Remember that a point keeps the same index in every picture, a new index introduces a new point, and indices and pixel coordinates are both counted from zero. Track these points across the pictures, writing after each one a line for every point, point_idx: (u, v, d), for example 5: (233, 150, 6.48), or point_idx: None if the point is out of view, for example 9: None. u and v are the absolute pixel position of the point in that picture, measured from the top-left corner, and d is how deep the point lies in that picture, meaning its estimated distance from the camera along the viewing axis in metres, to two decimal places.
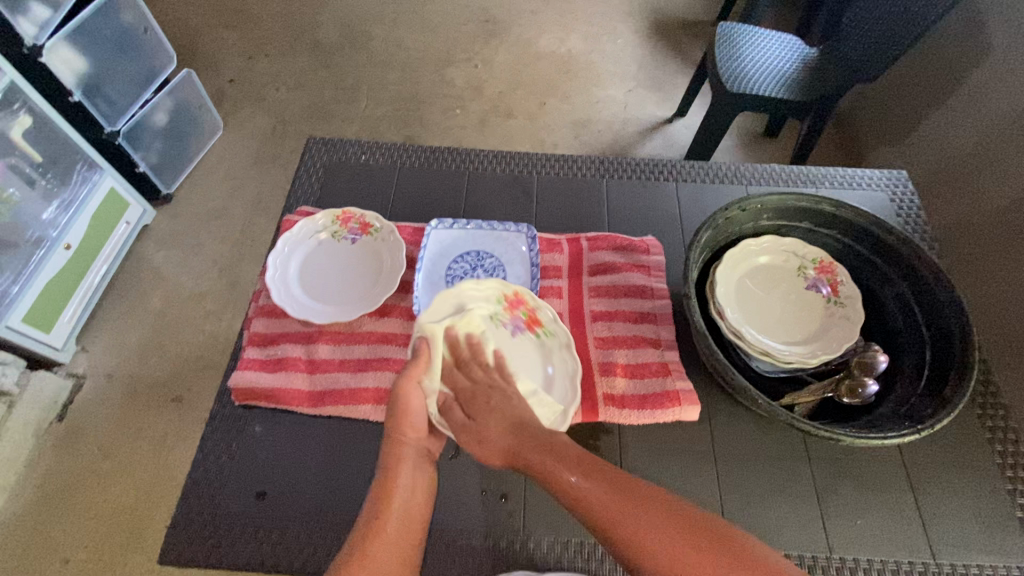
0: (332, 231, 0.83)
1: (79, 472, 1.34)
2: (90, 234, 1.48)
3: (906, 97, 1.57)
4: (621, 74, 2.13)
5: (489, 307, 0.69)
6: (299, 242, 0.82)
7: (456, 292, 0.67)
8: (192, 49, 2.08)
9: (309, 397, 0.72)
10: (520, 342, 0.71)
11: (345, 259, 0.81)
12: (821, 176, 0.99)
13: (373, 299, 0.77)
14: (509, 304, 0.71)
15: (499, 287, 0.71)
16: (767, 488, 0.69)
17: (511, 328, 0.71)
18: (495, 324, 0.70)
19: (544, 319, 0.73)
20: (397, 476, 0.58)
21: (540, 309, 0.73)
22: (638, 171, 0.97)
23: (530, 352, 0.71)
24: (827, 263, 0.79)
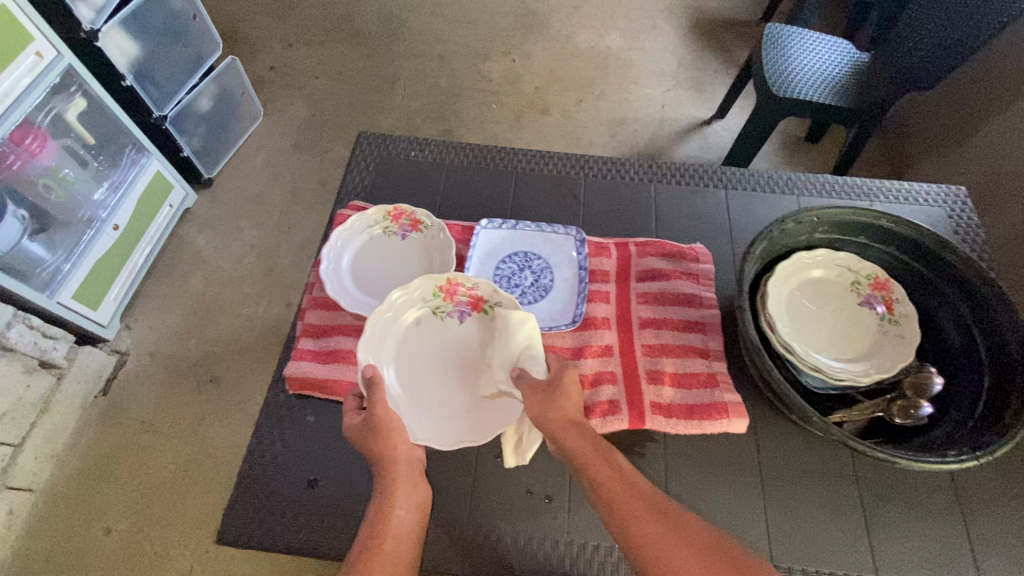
0: (383, 227, 0.84)
1: (121, 446, 1.39)
2: (136, 216, 1.52)
3: (958, 108, 1.52)
4: (660, 73, 2.10)
5: (427, 306, 0.75)
6: (351, 236, 0.83)
7: (377, 319, 0.72)
8: (235, 35, 2.11)
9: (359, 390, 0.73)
10: (469, 326, 0.75)
11: (396, 255, 0.82)
12: (875, 189, 0.96)
13: None
14: (446, 294, 0.75)
15: (428, 282, 0.75)
16: (813, 503, 0.69)
17: (458, 315, 0.75)
18: (441, 317, 0.75)
19: (486, 297, 0.75)
20: (395, 491, 0.62)
21: (476, 285, 0.75)
22: (687, 177, 0.96)
23: (482, 331, 0.75)
24: (881, 279, 0.78)
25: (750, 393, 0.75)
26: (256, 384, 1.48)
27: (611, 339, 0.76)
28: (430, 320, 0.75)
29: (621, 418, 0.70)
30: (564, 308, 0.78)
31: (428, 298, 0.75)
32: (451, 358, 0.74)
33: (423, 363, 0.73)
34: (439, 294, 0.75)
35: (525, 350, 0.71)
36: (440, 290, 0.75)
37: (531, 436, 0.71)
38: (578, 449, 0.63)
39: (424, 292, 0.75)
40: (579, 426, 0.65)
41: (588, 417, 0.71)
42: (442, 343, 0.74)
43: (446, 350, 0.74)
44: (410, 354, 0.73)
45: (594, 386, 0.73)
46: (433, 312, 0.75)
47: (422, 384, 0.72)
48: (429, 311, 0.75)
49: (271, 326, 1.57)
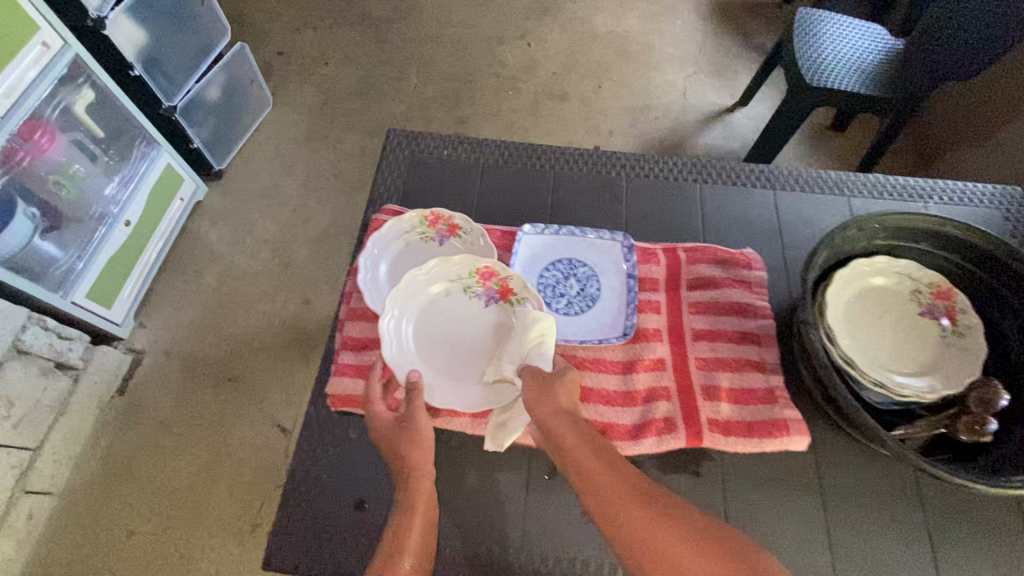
0: (420, 233, 0.80)
1: (141, 448, 1.37)
2: (148, 211, 1.48)
3: (992, 97, 1.48)
4: (681, 58, 2.04)
5: (458, 281, 0.73)
6: (387, 243, 0.79)
7: (410, 278, 0.71)
8: (241, 19, 2.04)
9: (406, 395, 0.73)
10: (491, 312, 0.73)
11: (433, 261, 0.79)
12: (930, 190, 0.91)
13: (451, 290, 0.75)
14: (480, 276, 0.73)
15: (468, 260, 0.73)
16: (876, 521, 0.67)
17: (485, 299, 0.73)
18: (469, 296, 0.73)
19: (518, 288, 0.73)
20: (419, 506, 0.61)
21: (512, 276, 0.73)
22: (733, 177, 0.92)
23: (504, 320, 0.72)
24: (944, 288, 0.75)
25: (808, 409, 0.72)
26: (275, 384, 1.45)
27: (663, 352, 0.73)
28: (458, 296, 0.73)
29: (678, 437, 0.68)
30: (613, 319, 0.75)
31: (463, 275, 0.73)
32: (469, 337, 0.71)
33: (440, 334, 0.71)
34: (473, 274, 0.73)
35: (537, 346, 0.67)
36: (477, 272, 0.74)
37: (519, 421, 0.67)
38: (566, 439, 0.60)
39: (461, 268, 0.73)
40: (571, 417, 0.61)
41: (643, 436, 0.68)
42: (464, 321, 0.72)
43: (465, 329, 0.72)
44: (431, 322, 0.71)
45: (647, 402, 0.70)
46: (464, 289, 0.73)
47: (433, 352, 0.70)
48: (459, 287, 0.73)
49: (289, 323, 1.54)
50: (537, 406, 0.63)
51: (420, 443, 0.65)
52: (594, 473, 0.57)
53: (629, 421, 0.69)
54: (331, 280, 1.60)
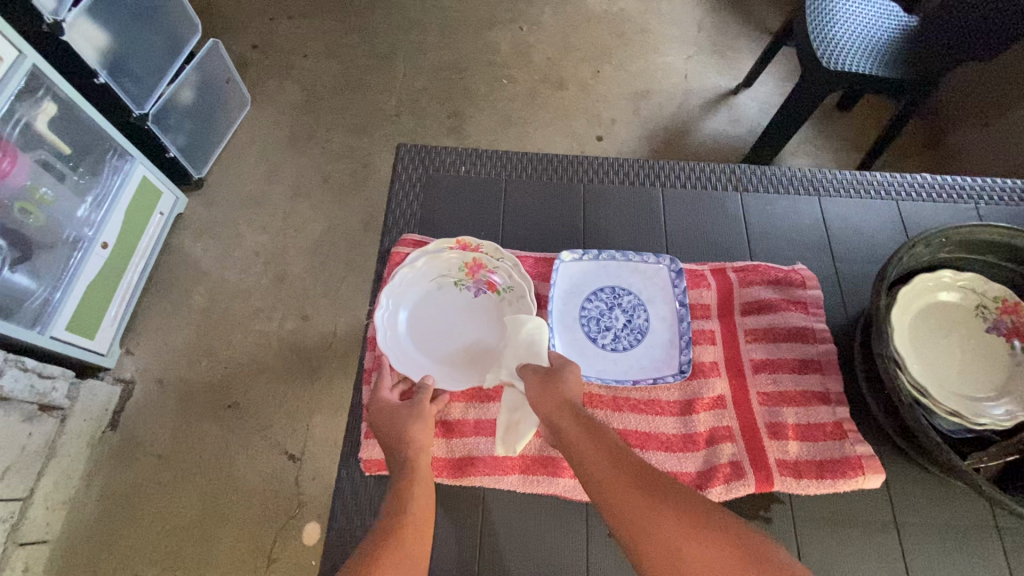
0: (431, 255, 0.73)
1: (140, 486, 1.28)
2: (125, 230, 1.37)
3: (1000, 74, 1.44)
4: (680, 38, 1.95)
5: (448, 275, 0.73)
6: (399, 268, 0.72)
7: (405, 273, 0.72)
8: (208, 11, 1.88)
9: (440, 435, 0.67)
10: (482, 302, 0.72)
11: (435, 275, 0.73)
12: (983, 189, 0.86)
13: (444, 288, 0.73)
14: (470, 270, 0.73)
15: (456, 253, 0.73)
16: (953, 558, 0.63)
17: (475, 290, 0.73)
18: (461, 290, 0.73)
19: (505, 276, 0.73)
20: (424, 486, 0.57)
21: (499, 266, 0.73)
22: (775, 184, 0.85)
23: (495, 309, 0.72)
24: (1011, 303, 0.70)
25: (878, 441, 0.68)
26: (279, 408, 1.37)
27: (723, 389, 0.68)
28: (450, 290, 0.72)
29: (747, 483, 0.63)
30: (665, 354, 0.69)
31: (454, 270, 0.73)
32: (463, 329, 0.71)
33: (434, 325, 0.71)
34: (462, 268, 0.73)
35: (531, 349, 0.66)
36: (466, 265, 0.74)
37: (524, 424, 0.63)
38: (570, 429, 0.57)
39: (451, 262, 0.73)
40: (583, 418, 0.58)
41: (710, 484, 0.63)
42: (456, 313, 0.71)
43: (458, 320, 0.71)
44: (425, 315, 0.71)
45: (710, 445, 0.65)
46: (456, 283, 0.73)
47: (428, 342, 0.70)
48: (451, 282, 0.73)
49: (287, 342, 1.45)
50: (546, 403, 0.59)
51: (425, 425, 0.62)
52: (596, 469, 0.53)
53: (693, 468, 0.64)
54: (330, 293, 1.51)
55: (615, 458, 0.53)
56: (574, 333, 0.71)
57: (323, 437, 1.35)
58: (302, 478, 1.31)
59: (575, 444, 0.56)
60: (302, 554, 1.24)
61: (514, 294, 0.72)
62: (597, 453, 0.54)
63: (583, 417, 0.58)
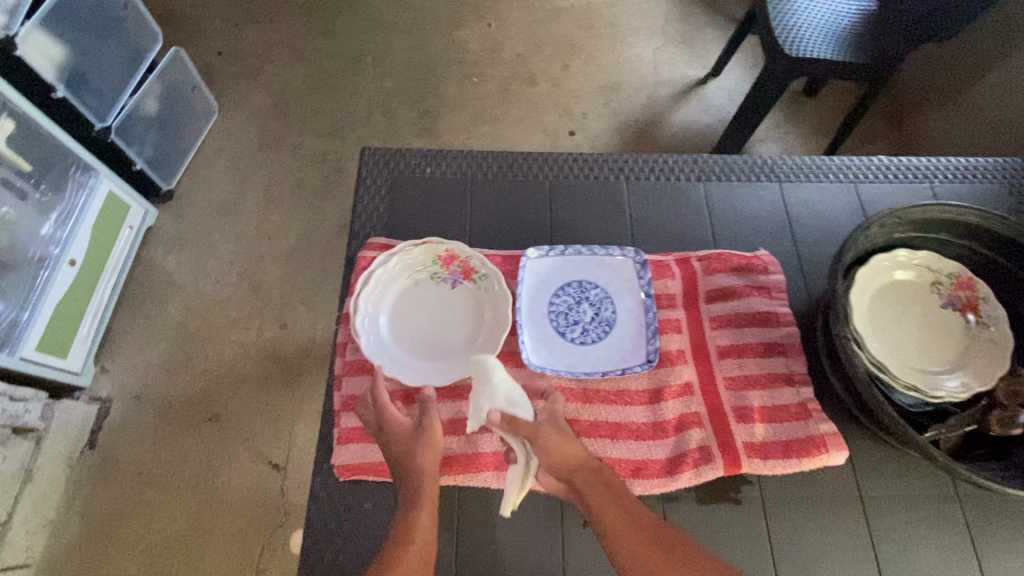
0: (404, 253, 0.73)
1: (121, 505, 1.27)
2: (93, 247, 1.34)
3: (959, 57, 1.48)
4: (648, 29, 1.96)
5: (423, 270, 0.73)
6: (373, 270, 0.72)
7: (378, 273, 0.71)
8: (171, 20, 1.85)
9: None
10: (459, 294, 0.73)
11: (410, 272, 0.73)
12: (936, 168, 0.88)
13: (420, 283, 0.73)
14: (444, 262, 0.73)
15: (428, 248, 0.73)
16: (917, 527, 0.65)
17: (450, 282, 0.73)
18: (436, 284, 0.73)
19: (479, 265, 0.73)
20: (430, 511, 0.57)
21: (472, 256, 0.73)
22: (737, 172, 0.87)
23: (472, 299, 0.72)
24: (965, 279, 0.72)
25: (842, 419, 0.70)
26: (261, 418, 1.37)
27: (690, 375, 0.69)
28: (426, 286, 0.73)
29: (716, 467, 0.64)
30: (633, 345, 0.70)
31: (428, 264, 0.73)
32: (444, 322, 0.71)
33: (417, 322, 0.71)
34: (437, 261, 0.73)
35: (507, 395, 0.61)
36: (439, 259, 0.74)
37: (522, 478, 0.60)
38: (592, 491, 0.58)
39: (424, 257, 0.73)
40: (600, 474, 0.59)
41: (680, 470, 0.65)
42: (434, 307, 0.72)
43: (437, 314, 0.71)
44: (403, 313, 0.71)
45: (679, 432, 0.67)
46: (431, 277, 0.73)
47: (410, 339, 0.70)
48: (426, 277, 0.73)
49: (266, 351, 1.44)
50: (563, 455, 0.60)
51: (430, 448, 0.61)
52: (627, 537, 0.54)
53: (663, 455, 0.66)
54: (308, 300, 1.50)
55: (639, 524, 0.55)
56: (544, 328, 0.71)
57: (307, 444, 1.35)
58: (288, 487, 1.30)
59: (598, 506, 0.57)
60: (290, 562, 1.24)
61: (490, 282, 0.72)
62: (621, 520, 0.56)
63: (602, 474, 0.59)
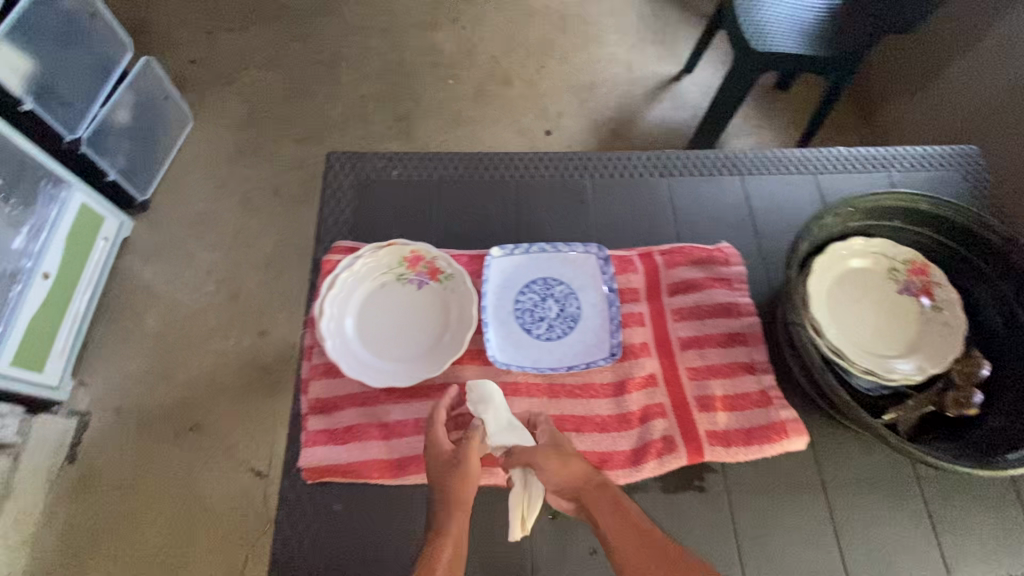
0: (370, 255, 0.73)
1: (102, 518, 1.26)
2: (67, 259, 1.34)
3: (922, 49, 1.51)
4: (621, 28, 1.98)
5: (389, 272, 0.73)
6: (339, 273, 0.72)
7: (344, 276, 0.72)
8: (143, 30, 1.85)
9: (379, 438, 0.67)
10: (425, 294, 0.73)
11: (377, 274, 0.73)
12: (894, 157, 0.90)
13: (387, 285, 0.73)
14: (410, 264, 0.74)
15: (394, 250, 0.74)
16: (877, 508, 0.67)
17: (417, 283, 0.73)
18: (403, 285, 0.73)
19: (445, 266, 0.73)
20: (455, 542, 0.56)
21: (438, 257, 0.74)
22: (699, 166, 0.88)
23: (439, 300, 0.73)
24: (919, 265, 0.74)
25: (803, 405, 0.71)
26: (242, 426, 1.36)
27: (654, 367, 0.70)
28: (393, 287, 0.73)
29: (679, 456, 0.66)
30: (598, 339, 0.71)
31: (394, 266, 0.74)
32: (411, 323, 0.71)
33: (384, 324, 0.71)
34: (403, 263, 0.74)
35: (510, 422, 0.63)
36: (405, 260, 0.74)
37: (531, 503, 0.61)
38: (601, 511, 0.57)
39: (390, 258, 0.74)
40: (608, 491, 0.58)
41: (644, 460, 0.66)
42: (400, 308, 0.72)
43: (404, 316, 0.72)
44: (370, 315, 0.71)
45: (643, 422, 0.68)
46: (397, 279, 0.73)
47: (376, 341, 0.70)
48: (392, 278, 0.73)
49: (246, 359, 1.44)
50: (572, 474, 0.59)
51: (470, 483, 0.60)
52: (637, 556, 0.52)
53: (628, 446, 0.67)
54: (287, 306, 1.50)
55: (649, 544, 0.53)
56: (510, 325, 0.72)
57: None
58: (271, 494, 1.30)
59: (604, 523, 0.56)
60: None
61: (456, 283, 0.73)
62: (628, 541, 0.53)
63: (610, 493, 0.58)
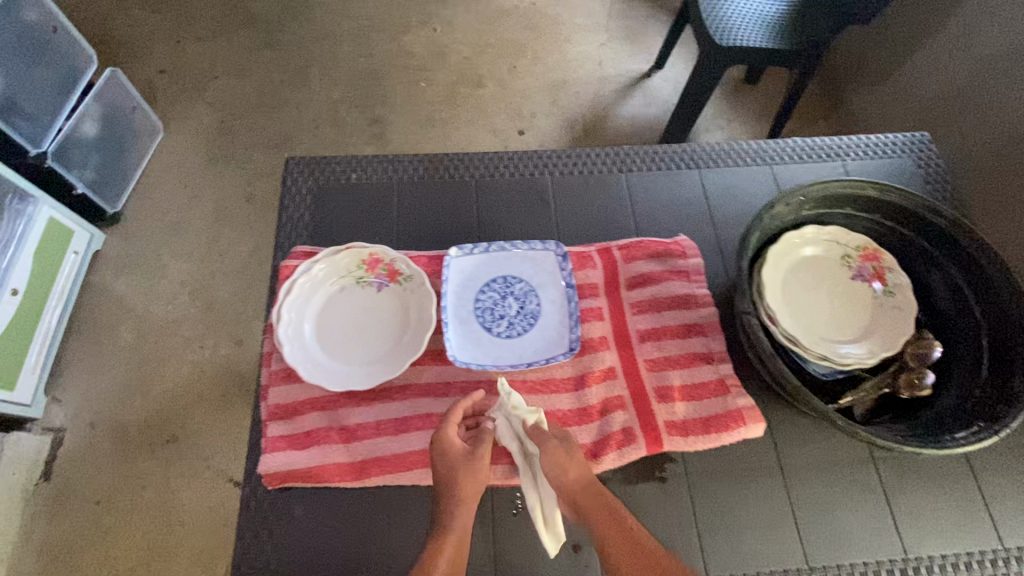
0: (328, 260, 0.74)
1: (80, 535, 1.25)
2: (36, 275, 1.32)
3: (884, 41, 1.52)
4: (592, 26, 1.99)
5: (348, 275, 0.74)
6: (297, 278, 0.72)
7: (302, 281, 0.72)
8: (109, 41, 1.83)
9: (340, 441, 0.67)
10: (384, 296, 0.73)
11: (336, 278, 0.73)
12: (848, 146, 0.92)
13: (346, 288, 0.73)
14: (369, 266, 0.74)
15: (353, 253, 0.74)
16: (835, 491, 0.68)
17: (376, 285, 0.73)
18: (362, 288, 0.73)
19: (404, 267, 0.74)
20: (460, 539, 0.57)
21: (397, 259, 0.74)
22: (657, 161, 0.89)
23: (398, 301, 0.73)
24: (871, 250, 0.75)
25: (761, 393, 0.72)
26: (220, 436, 1.35)
27: (613, 360, 0.71)
28: (352, 290, 0.73)
29: (638, 447, 0.66)
30: (557, 335, 0.72)
31: (353, 269, 0.74)
32: (370, 325, 0.71)
33: (343, 326, 0.71)
34: (362, 266, 0.74)
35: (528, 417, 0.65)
36: (364, 263, 0.74)
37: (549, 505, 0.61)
38: (595, 514, 0.57)
39: (349, 262, 0.74)
40: (605, 501, 0.58)
41: (604, 452, 0.67)
42: (359, 311, 0.72)
43: (363, 318, 0.72)
44: (329, 318, 0.71)
45: (603, 415, 0.68)
46: (356, 282, 0.74)
47: (335, 344, 0.70)
48: (351, 281, 0.74)
49: (223, 369, 1.43)
50: (569, 482, 0.60)
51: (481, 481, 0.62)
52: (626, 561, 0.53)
53: (588, 439, 0.68)
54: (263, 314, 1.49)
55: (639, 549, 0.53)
56: (469, 324, 0.72)
57: None
58: None
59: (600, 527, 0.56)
60: None
61: (415, 284, 0.73)
62: (618, 546, 0.54)
63: (604, 498, 0.59)
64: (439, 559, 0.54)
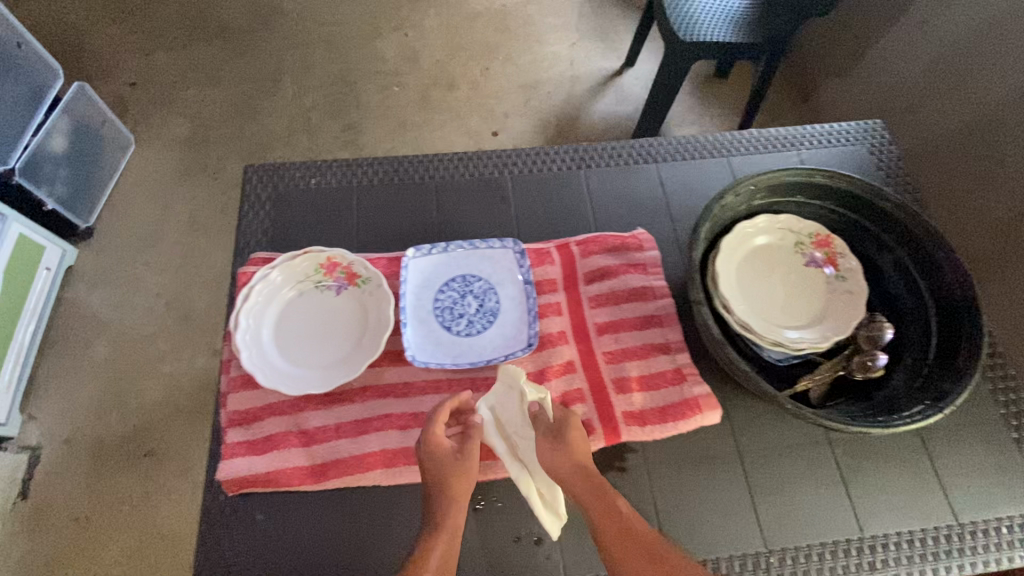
0: (286, 265, 0.74)
1: (58, 553, 1.24)
2: (8, 292, 1.31)
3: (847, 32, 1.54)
4: (563, 26, 2.00)
5: (307, 279, 0.74)
6: (255, 284, 0.72)
7: (260, 287, 0.72)
8: (79, 55, 1.82)
9: (300, 445, 0.67)
10: (343, 300, 0.74)
11: (295, 283, 0.74)
12: (803, 136, 0.93)
13: (305, 293, 0.74)
14: (327, 270, 0.74)
15: (311, 258, 0.74)
16: (792, 474, 0.69)
17: (335, 289, 0.74)
18: (321, 292, 0.74)
19: (362, 270, 0.74)
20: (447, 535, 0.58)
21: (355, 262, 0.74)
22: (616, 157, 0.90)
23: (357, 304, 0.73)
24: (823, 237, 0.77)
25: (719, 381, 0.73)
26: (199, 448, 1.35)
27: (571, 354, 0.72)
28: (311, 294, 0.74)
29: (597, 438, 0.67)
30: (516, 331, 0.72)
31: (311, 273, 0.74)
32: (329, 329, 0.72)
33: (302, 331, 0.71)
34: (320, 270, 0.74)
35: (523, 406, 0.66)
36: (323, 267, 0.75)
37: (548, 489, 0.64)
38: (587, 497, 0.60)
39: (307, 267, 0.74)
40: (596, 482, 0.61)
41: None
42: (318, 315, 0.73)
43: (322, 321, 0.72)
44: (287, 323, 0.72)
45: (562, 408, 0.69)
46: (315, 286, 0.74)
47: (294, 349, 0.71)
48: (310, 286, 0.74)
49: (200, 380, 1.42)
50: (562, 468, 0.62)
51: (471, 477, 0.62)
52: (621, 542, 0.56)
53: None
54: None
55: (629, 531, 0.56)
56: (429, 323, 0.73)
57: None
58: None
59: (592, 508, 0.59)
60: None
61: (373, 286, 0.74)
62: (610, 529, 0.57)
63: (596, 480, 0.61)
64: (430, 558, 0.55)
